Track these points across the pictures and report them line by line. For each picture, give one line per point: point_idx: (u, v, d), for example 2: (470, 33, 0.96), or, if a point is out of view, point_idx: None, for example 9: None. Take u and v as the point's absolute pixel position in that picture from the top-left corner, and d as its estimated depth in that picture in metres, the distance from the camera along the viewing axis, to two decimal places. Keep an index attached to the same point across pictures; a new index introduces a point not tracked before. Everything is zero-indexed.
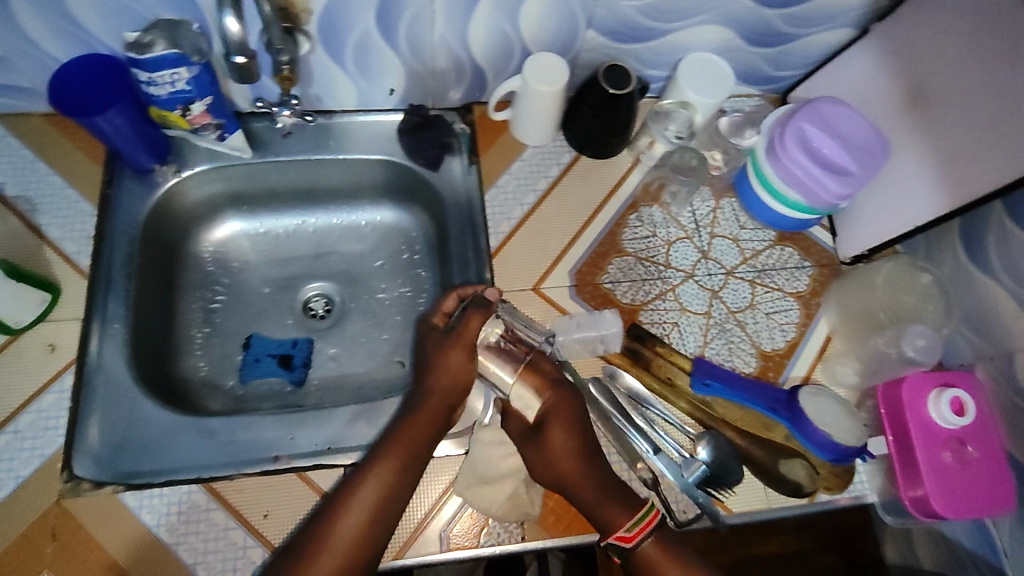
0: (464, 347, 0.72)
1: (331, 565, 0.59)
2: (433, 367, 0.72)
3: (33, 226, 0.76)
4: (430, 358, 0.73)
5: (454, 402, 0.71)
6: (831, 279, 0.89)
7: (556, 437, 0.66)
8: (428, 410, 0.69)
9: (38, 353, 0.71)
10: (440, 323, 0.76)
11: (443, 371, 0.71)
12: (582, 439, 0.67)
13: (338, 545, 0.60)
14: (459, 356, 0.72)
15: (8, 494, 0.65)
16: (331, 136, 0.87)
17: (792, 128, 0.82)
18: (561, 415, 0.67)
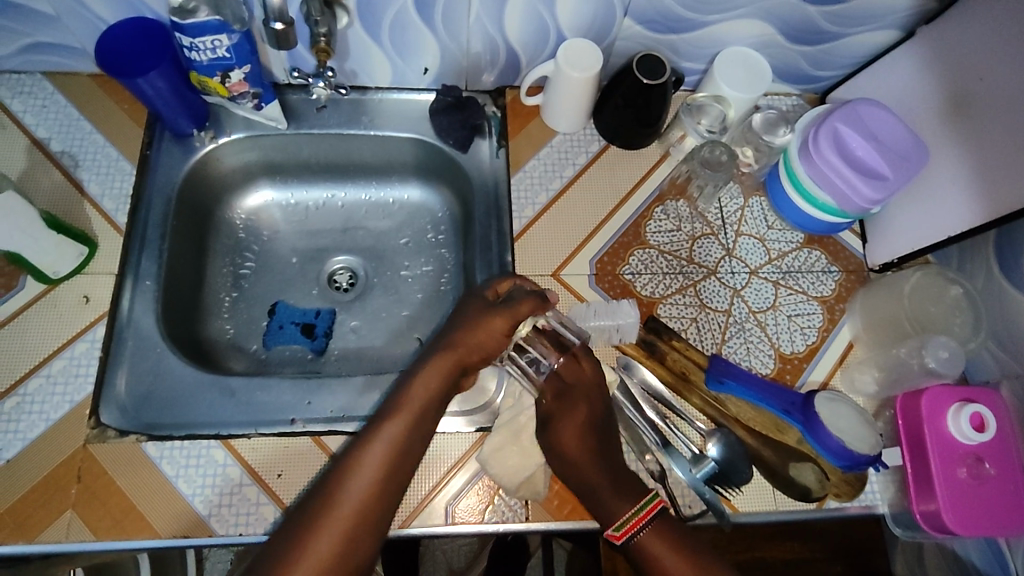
0: (511, 318, 0.72)
1: (341, 527, 0.59)
2: (469, 324, 0.72)
3: (75, 181, 0.79)
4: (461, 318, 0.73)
5: (469, 362, 0.72)
6: (857, 286, 0.87)
7: (568, 432, 0.72)
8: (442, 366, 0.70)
9: (73, 304, 0.73)
10: (490, 293, 0.75)
11: (477, 336, 0.72)
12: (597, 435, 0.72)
13: (346, 511, 0.60)
14: (501, 325, 0.72)
15: (39, 434, 0.67)
16: (364, 111, 0.88)
17: (827, 128, 0.81)
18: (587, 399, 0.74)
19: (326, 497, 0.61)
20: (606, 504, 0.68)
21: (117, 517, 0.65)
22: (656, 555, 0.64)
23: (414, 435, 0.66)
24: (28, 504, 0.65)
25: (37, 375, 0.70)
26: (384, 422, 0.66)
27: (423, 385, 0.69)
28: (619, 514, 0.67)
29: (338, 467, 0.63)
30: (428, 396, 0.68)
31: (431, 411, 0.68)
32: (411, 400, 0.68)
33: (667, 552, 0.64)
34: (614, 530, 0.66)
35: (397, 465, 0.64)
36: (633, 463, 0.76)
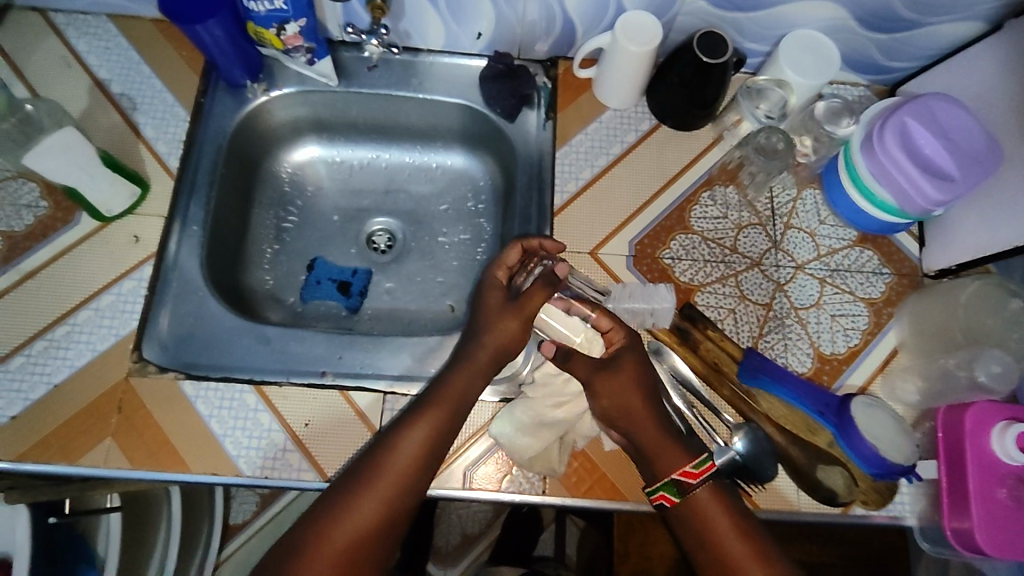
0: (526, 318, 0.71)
1: (377, 508, 0.62)
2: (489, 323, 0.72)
3: (132, 124, 0.81)
4: (484, 316, 0.72)
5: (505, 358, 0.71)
6: (908, 291, 0.84)
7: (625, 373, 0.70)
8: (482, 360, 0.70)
9: (123, 242, 0.76)
10: (502, 276, 0.75)
11: (495, 332, 0.71)
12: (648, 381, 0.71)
13: (382, 496, 0.62)
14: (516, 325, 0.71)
15: (85, 363, 0.70)
16: (415, 73, 0.88)
17: (895, 121, 0.76)
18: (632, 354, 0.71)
19: (354, 493, 0.62)
20: (669, 455, 0.68)
21: (153, 448, 0.68)
22: (709, 513, 0.66)
23: (450, 426, 0.67)
24: (72, 429, 0.68)
25: (86, 307, 0.73)
26: (420, 416, 0.66)
27: (462, 378, 0.69)
28: (685, 460, 0.67)
29: (371, 456, 0.64)
30: (467, 390, 0.69)
31: (469, 401, 0.69)
32: (451, 392, 0.68)
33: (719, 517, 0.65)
34: (692, 466, 0.66)
35: (430, 459, 0.65)
36: None
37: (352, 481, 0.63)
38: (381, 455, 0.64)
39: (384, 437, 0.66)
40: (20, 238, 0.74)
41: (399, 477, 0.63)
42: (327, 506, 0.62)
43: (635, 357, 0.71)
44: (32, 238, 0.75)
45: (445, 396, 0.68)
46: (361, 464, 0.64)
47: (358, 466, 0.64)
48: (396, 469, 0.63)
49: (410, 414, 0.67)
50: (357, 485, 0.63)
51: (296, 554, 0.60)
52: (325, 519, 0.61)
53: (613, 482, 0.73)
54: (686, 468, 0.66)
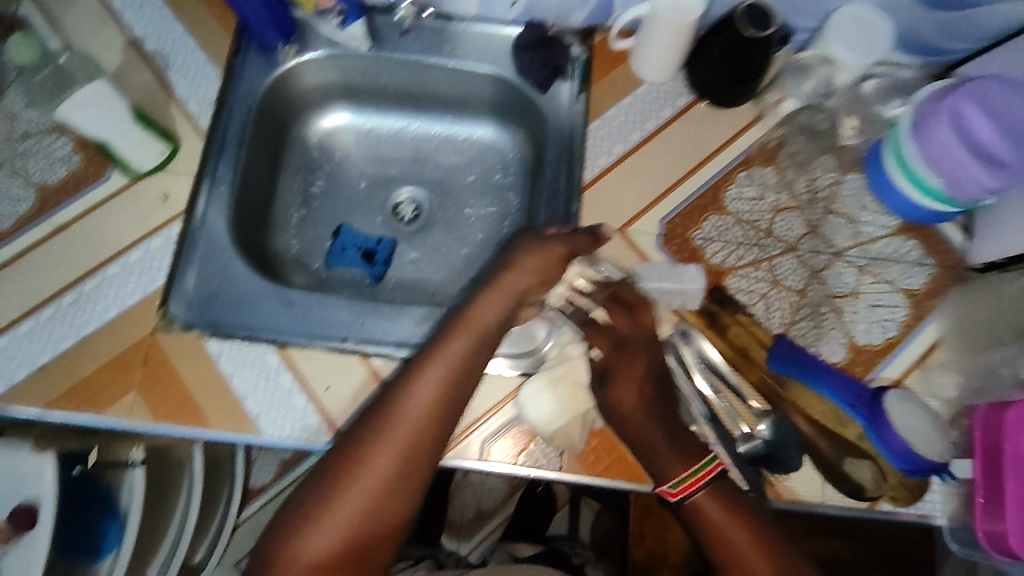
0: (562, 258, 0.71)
1: (402, 442, 0.61)
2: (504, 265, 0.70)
3: (164, 82, 0.81)
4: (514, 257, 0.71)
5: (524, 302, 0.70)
6: (951, 284, 0.80)
7: (624, 388, 0.70)
8: (500, 296, 0.69)
9: (153, 200, 0.76)
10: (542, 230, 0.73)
11: (511, 280, 0.69)
12: (650, 391, 0.70)
13: (407, 429, 0.61)
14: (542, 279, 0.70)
15: (113, 317, 0.71)
16: (446, 40, 0.86)
17: (948, 105, 0.72)
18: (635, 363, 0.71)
19: (377, 428, 0.61)
20: (660, 462, 0.67)
21: (175, 403, 0.69)
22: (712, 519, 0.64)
23: (465, 367, 0.65)
24: (98, 381, 0.69)
25: (115, 262, 0.73)
26: (440, 349, 0.65)
27: (476, 320, 0.67)
28: (675, 471, 0.66)
29: (392, 391, 0.63)
30: (482, 332, 0.67)
31: (485, 342, 0.67)
32: (463, 333, 0.66)
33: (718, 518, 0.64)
34: (670, 487, 0.66)
35: (453, 391, 0.64)
36: None
37: (367, 426, 0.62)
38: (394, 397, 0.63)
39: (397, 381, 0.64)
40: (53, 191, 0.75)
41: (415, 419, 0.62)
42: (352, 442, 0.61)
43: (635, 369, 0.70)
44: (64, 191, 0.76)
45: (456, 338, 0.66)
46: (382, 401, 0.63)
47: (372, 411, 0.63)
48: (412, 411, 0.62)
49: (420, 357, 0.65)
50: (372, 428, 0.61)
51: (319, 497, 0.59)
52: (351, 455, 0.60)
53: (631, 462, 0.71)
54: (666, 487, 0.66)
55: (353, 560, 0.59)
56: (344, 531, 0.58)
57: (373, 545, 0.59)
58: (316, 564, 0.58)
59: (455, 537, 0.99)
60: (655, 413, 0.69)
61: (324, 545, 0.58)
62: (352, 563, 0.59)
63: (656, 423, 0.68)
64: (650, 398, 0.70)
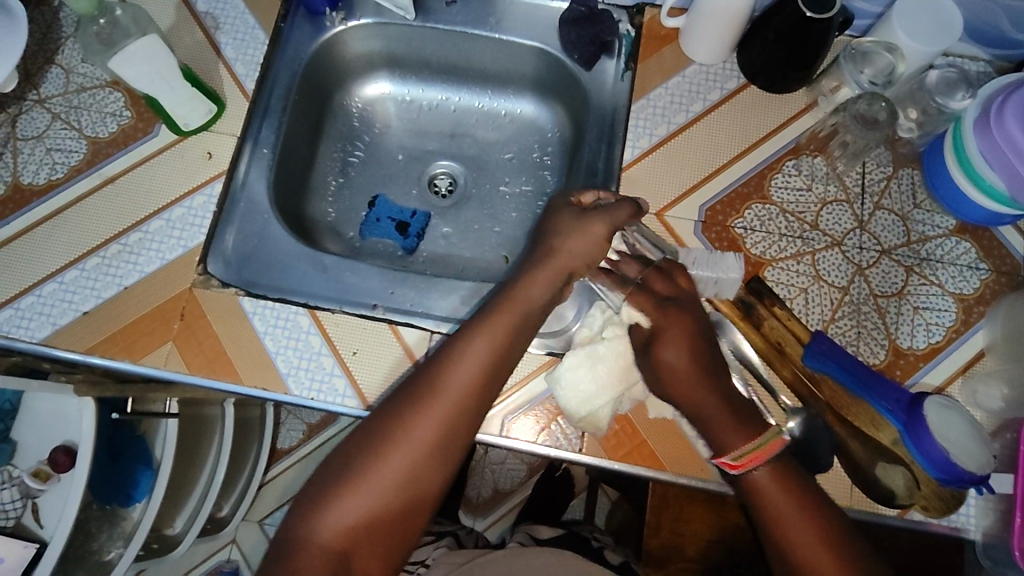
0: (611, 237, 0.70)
1: (443, 413, 0.60)
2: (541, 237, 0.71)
3: (214, 42, 0.82)
4: (561, 238, 0.71)
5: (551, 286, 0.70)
6: (1006, 290, 0.76)
7: (669, 350, 0.67)
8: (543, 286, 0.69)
9: (197, 158, 0.77)
10: (575, 201, 0.73)
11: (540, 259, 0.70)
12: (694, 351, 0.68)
13: (449, 400, 0.60)
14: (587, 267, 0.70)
15: (154, 270, 0.73)
16: (493, 12, 0.85)
17: (1018, 96, 0.68)
18: (677, 325, 0.68)
19: (419, 397, 0.60)
20: (720, 432, 0.65)
21: (209, 357, 0.70)
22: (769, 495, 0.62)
23: (511, 343, 0.64)
24: (136, 330, 0.71)
25: (158, 217, 0.75)
26: (485, 325, 0.64)
27: (523, 295, 0.67)
28: (734, 446, 0.65)
29: (436, 362, 0.63)
30: (528, 309, 0.66)
31: (529, 318, 0.66)
32: (512, 308, 0.66)
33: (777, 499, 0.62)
34: (730, 460, 0.64)
35: (495, 367, 0.63)
36: (692, 429, 0.71)
37: (413, 391, 0.61)
38: (440, 367, 0.62)
39: (444, 351, 0.64)
40: (103, 144, 0.78)
41: (460, 388, 0.61)
42: (393, 408, 0.61)
43: (677, 328, 0.68)
44: (114, 144, 0.78)
45: (505, 313, 0.65)
46: (425, 370, 0.62)
47: (418, 378, 0.62)
48: (455, 383, 0.61)
49: (468, 329, 0.64)
50: (417, 394, 0.61)
51: (359, 457, 0.59)
52: (391, 420, 0.60)
53: (653, 451, 0.70)
54: (727, 459, 0.64)
55: (386, 526, 0.58)
56: (383, 494, 0.58)
57: (408, 513, 0.58)
58: (352, 529, 0.57)
59: (473, 513, 1.03)
60: (709, 376, 0.67)
61: (363, 505, 0.57)
62: (386, 530, 0.58)
63: (709, 385, 0.66)
64: (702, 358, 0.67)
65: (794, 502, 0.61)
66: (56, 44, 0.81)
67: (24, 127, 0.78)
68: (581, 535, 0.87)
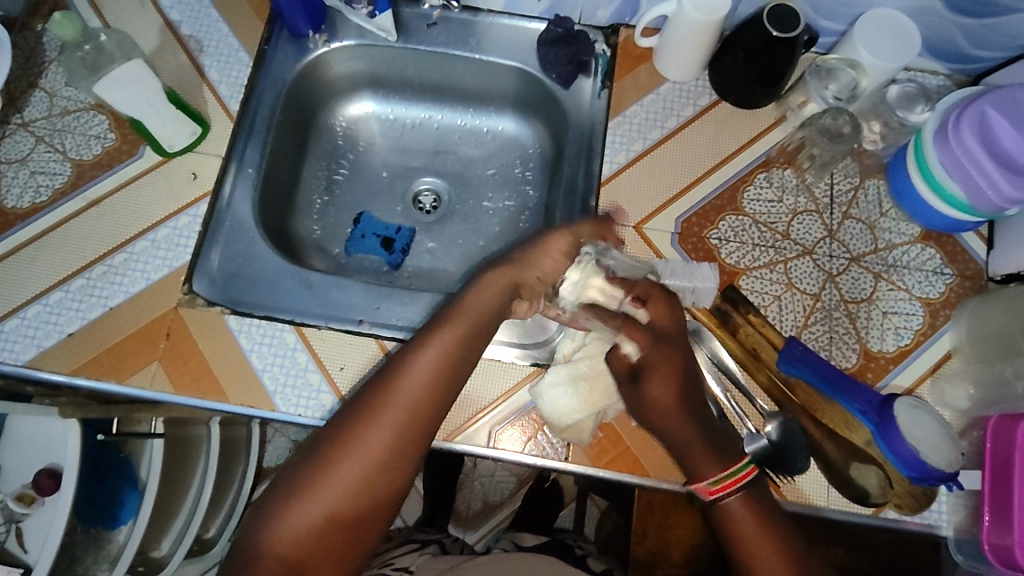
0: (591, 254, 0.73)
1: (397, 415, 0.61)
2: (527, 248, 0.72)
3: (198, 65, 0.83)
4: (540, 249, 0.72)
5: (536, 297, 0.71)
6: (970, 294, 0.79)
7: (654, 387, 0.67)
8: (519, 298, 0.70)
9: (182, 179, 0.79)
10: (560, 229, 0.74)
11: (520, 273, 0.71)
12: (682, 386, 0.67)
13: (402, 402, 0.61)
14: None
15: (139, 290, 0.74)
16: (473, 33, 0.87)
17: (974, 110, 0.71)
18: (663, 366, 0.67)
19: (373, 400, 0.61)
20: (698, 460, 0.66)
21: (196, 375, 0.71)
22: (738, 521, 0.64)
23: (468, 345, 0.66)
24: (121, 351, 0.71)
25: (143, 238, 0.76)
26: (438, 329, 0.66)
27: (477, 302, 0.67)
28: (711, 471, 0.65)
29: (391, 365, 0.64)
30: (480, 315, 0.67)
31: (485, 322, 0.67)
32: (465, 312, 0.67)
33: (748, 524, 0.63)
34: (708, 486, 0.65)
35: (449, 369, 0.64)
36: None
37: (369, 397, 0.62)
38: (394, 371, 0.63)
39: (398, 356, 0.65)
40: (87, 167, 0.78)
41: (413, 392, 0.62)
42: (348, 414, 0.62)
43: (661, 368, 0.67)
44: (98, 167, 0.78)
45: (458, 319, 0.66)
46: (380, 375, 0.63)
47: (373, 384, 0.63)
48: (408, 388, 0.62)
49: (422, 334, 0.65)
50: (373, 397, 0.62)
51: (315, 462, 0.59)
52: (346, 424, 0.61)
53: (636, 457, 0.72)
54: (705, 484, 0.65)
55: (344, 532, 0.58)
56: (336, 500, 0.58)
57: (365, 517, 0.59)
58: (306, 534, 0.57)
59: (463, 525, 1.05)
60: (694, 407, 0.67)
61: (319, 512, 0.58)
62: (344, 536, 0.58)
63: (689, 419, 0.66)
64: (688, 394, 0.67)
65: (762, 528, 0.63)
66: (40, 68, 0.82)
67: (7, 150, 0.78)
68: (564, 543, 0.90)
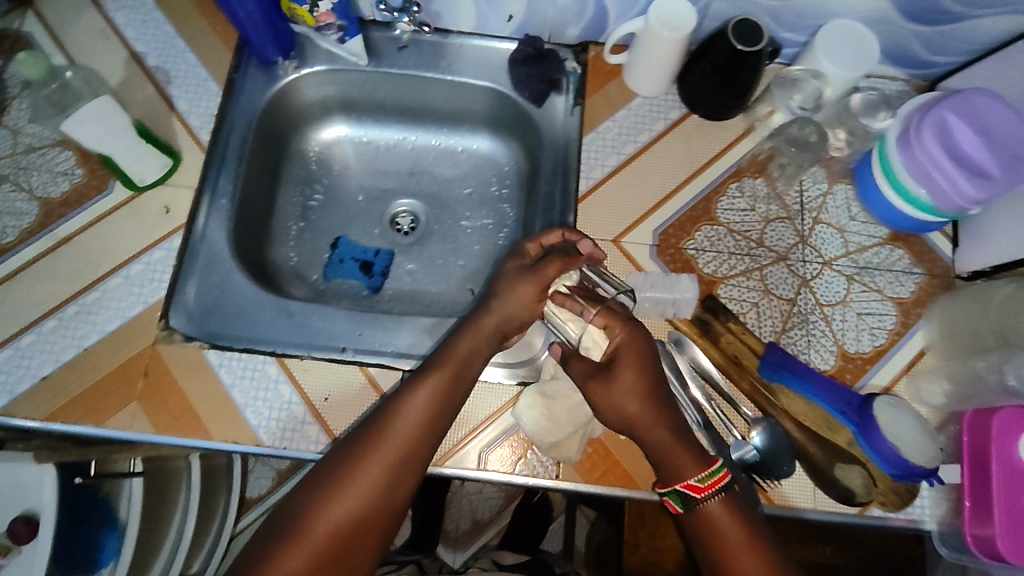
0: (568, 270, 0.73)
1: (389, 459, 0.61)
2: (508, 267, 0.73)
3: (166, 97, 0.82)
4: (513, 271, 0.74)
5: (508, 330, 0.71)
6: (938, 292, 0.82)
7: (626, 378, 0.67)
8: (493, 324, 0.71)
9: (154, 212, 0.77)
10: (529, 252, 0.75)
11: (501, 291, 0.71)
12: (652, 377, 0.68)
13: (394, 445, 0.62)
14: None
15: (114, 328, 0.72)
16: (444, 55, 0.88)
17: (933, 116, 0.73)
18: (633, 356, 0.68)
19: (365, 443, 0.62)
20: (680, 459, 0.66)
21: (176, 414, 0.69)
22: (720, 526, 0.63)
23: (457, 383, 0.66)
24: (98, 393, 0.70)
25: (116, 274, 0.74)
26: (431, 370, 0.66)
27: (468, 343, 0.69)
28: (691, 472, 0.65)
29: (384, 409, 0.64)
30: (471, 354, 0.68)
31: (474, 364, 0.68)
32: (456, 355, 0.68)
33: (730, 528, 0.63)
34: (698, 482, 0.64)
35: (441, 412, 0.65)
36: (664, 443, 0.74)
37: (363, 438, 0.63)
38: (387, 414, 0.64)
39: (390, 399, 0.66)
40: (55, 205, 0.76)
41: (405, 434, 0.63)
42: (339, 456, 0.62)
43: (634, 357, 0.68)
44: (67, 204, 0.77)
45: (450, 360, 0.67)
46: (372, 418, 0.64)
47: (367, 425, 0.64)
48: (400, 429, 0.63)
49: (416, 375, 0.66)
50: (365, 441, 0.62)
51: (305, 505, 0.59)
52: (337, 468, 0.61)
53: (626, 470, 0.72)
54: (692, 482, 0.64)
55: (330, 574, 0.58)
56: (324, 544, 0.58)
57: (353, 558, 0.59)
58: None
59: (453, 546, 1.02)
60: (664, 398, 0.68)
61: (307, 553, 0.57)
62: None
63: (663, 417, 0.67)
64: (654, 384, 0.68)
65: (745, 534, 0.63)
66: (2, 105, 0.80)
67: None
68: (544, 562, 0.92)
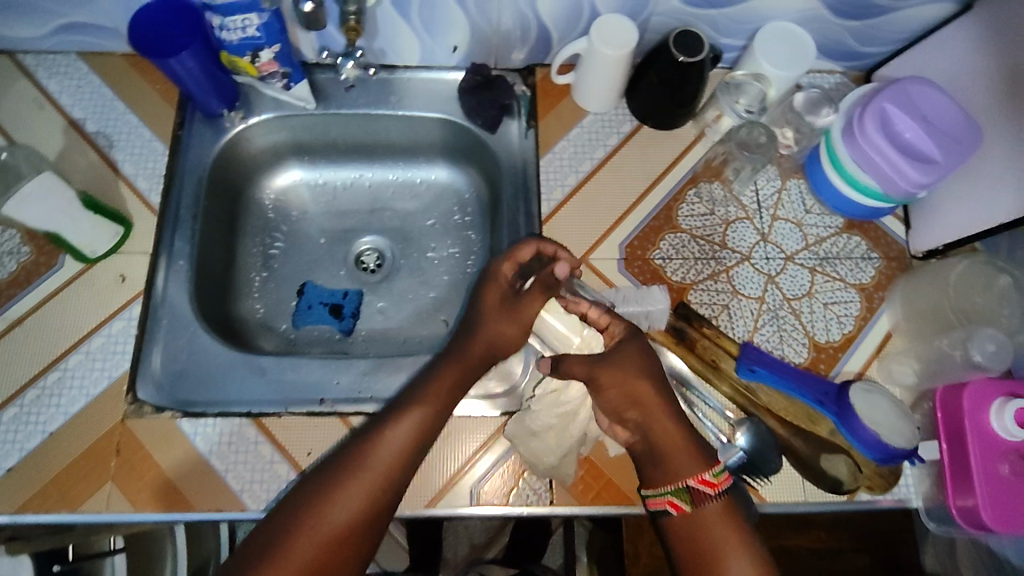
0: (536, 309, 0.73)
1: (370, 483, 0.60)
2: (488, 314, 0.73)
3: (110, 162, 0.80)
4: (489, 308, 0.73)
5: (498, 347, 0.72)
6: (898, 273, 0.84)
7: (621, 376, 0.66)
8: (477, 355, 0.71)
9: (110, 283, 0.75)
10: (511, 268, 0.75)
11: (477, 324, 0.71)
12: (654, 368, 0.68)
13: (375, 470, 0.61)
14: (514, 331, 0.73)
15: (80, 408, 0.70)
16: (392, 91, 0.87)
17: (875, 106, 0.76)
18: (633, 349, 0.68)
19: (346, 467, 0.61)
20: (677, 456, 0.64)
21: (154, 490, 0.67)
22: (717, 529, 0.62)
23: (440, 417, 0.66)
24: (70, 478, 0.67)
25: (77, 351, 0.72)
26: (416, 400, 0.66)
27: (452, 373, 0.69)
28: (699, 469, 0.63)
29: (365, 434, 0.64)
30: (453, 386, 0.68)
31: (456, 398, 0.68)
32: (440, 386, 0.67)
33: (728, 527, 0.62)
34: (710, 476, 0.63)
35: (423, 443, 0.64)
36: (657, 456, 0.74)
37: (334, 469, 0.61)
38: (370, 438, 0.63)
39: (372, 424, 0.65)
40: (3, 286, 0.73)
41: (387, 459, 0.62)
42: (318, 482, 0.61)
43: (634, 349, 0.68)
44: (16, 284, 0.74)
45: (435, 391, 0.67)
46: (353, 444, 0.63)
47: (336, 458, 0.62)
48: (383, 454, 0.62)
49: (396, 405, 0.66)
50: (346, 465, 0.61)
51: (283, 530, 0.58)
52: (316, 493, 0.60)
53: (620, 487, 0.73)
54: (704, 477, 0.63)
55: None
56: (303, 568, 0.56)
57: None
58: None
59: None
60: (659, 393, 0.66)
61: None
62: None
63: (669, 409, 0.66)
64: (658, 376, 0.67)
65: (741, 537, 0.62)
66: None
67: None
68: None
